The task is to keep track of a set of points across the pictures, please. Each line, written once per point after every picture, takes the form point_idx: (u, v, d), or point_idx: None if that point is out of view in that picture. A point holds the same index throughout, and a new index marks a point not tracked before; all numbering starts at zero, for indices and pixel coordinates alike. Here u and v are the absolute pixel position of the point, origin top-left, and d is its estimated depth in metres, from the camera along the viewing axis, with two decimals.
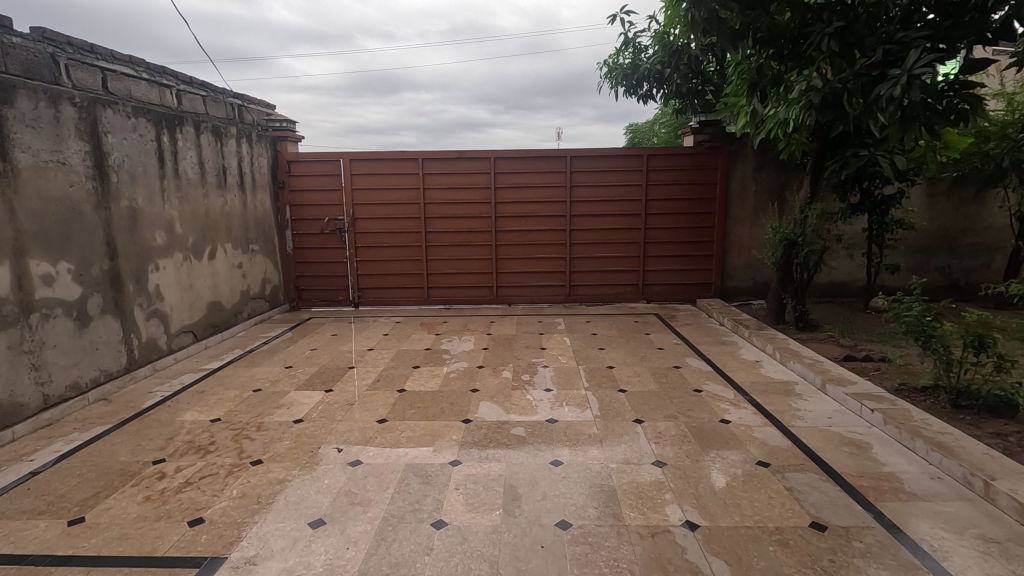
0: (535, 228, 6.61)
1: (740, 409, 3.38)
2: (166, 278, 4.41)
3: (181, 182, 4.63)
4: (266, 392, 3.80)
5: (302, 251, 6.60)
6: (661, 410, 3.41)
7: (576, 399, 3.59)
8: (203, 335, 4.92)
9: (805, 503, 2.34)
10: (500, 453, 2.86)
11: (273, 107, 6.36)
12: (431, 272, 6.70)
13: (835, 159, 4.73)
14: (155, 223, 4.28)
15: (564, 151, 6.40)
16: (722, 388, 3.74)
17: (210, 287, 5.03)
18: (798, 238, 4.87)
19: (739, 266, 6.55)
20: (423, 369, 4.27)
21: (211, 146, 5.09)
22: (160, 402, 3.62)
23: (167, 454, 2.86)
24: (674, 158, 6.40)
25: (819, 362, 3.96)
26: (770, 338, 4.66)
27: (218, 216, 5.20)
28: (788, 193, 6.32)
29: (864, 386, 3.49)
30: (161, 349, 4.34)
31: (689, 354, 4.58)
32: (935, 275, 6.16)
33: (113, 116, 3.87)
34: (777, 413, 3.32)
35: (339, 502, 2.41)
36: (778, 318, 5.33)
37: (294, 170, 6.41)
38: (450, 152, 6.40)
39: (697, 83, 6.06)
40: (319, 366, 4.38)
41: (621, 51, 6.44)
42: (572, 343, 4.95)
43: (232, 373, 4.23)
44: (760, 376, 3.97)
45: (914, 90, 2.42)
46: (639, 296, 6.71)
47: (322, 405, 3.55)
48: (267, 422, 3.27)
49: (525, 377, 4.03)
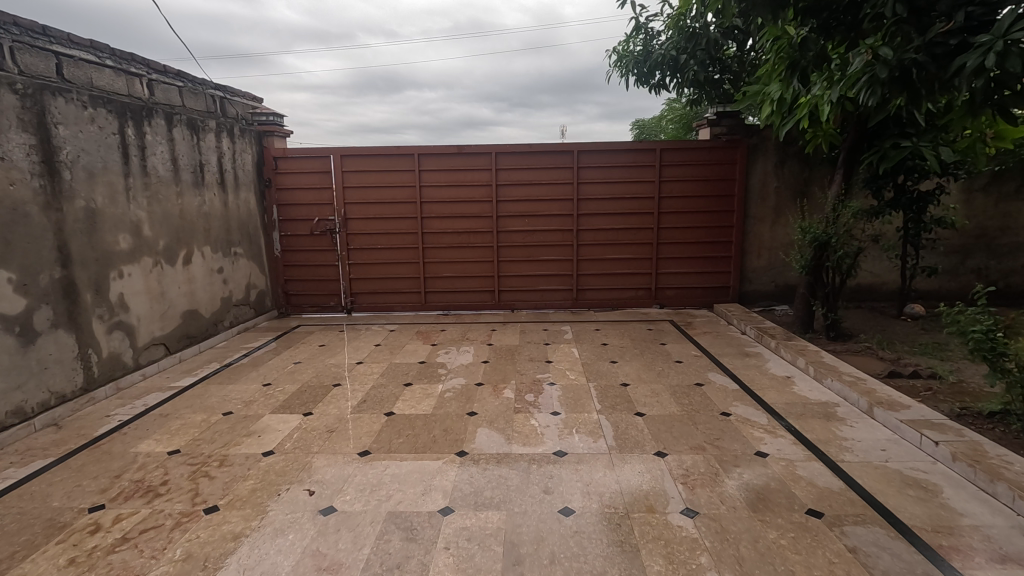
0: (541, 227, 6.16)
1: (777, 438, 2.92)
2: (133, 285, 3.99)
3: (150, 180, 4.21)
4: (238, 416, 3.37)
5: (290, 253, 6.18)
6: (686, 439, 2.96)
7: (587, 425, 3.14)
8: (177, 348, 4.50)
9: (875, 572, 1.89)
10: (499, 497, 2.41)
11: (259, 100, 5.96)
12: (429, 275, 6.27)
13: (873, 152, 4.30)
14: (118, 225, 3.86)
15: (570, 145, 5.96)
16: (753, 411, 3.28)
17: (185, 295, 4.61)
18: (830, 239, 4.39)
19: (759, 268, 6.08)
20: (415, 387, 3.82)
21: (186, 141, 4.66)
22: (116, 429, 3.19)
23: (109, 499, 2.43)
24: (690, 152, 5.94)
25: (861, 380, 3.49)
26: (801, 350, 4.20)
27: (195, 217, 4.77)
28: (813, 189, 5.86)
29: (920, 410, 3.02)
30: (126, 365, 3.92)
31: (711, 368, 4.12)
32: (972, 278, 5.67)
33: (65, 105, 3.45)
34: (820, 443, 2.87)
35: (303, 567, 1.98)
36: (807, 327, 4.87)
37: (282, 167, 6.00)
38: (448, 147, 5.95)
39: (714, 70, 5.60)
40: (302, 383, 3.94)
41: (632, 38, 5.96)
42: (580, 355, 4.50)
43: (203, 392, 3.79)
44: (795, 397, 3.50)
45: (1014, 59, 1.92)
46: (652, 300, 6.26)
47: (298, 434, 3.10)
48: (232, 455, 2.84)
49: (529, 397, 3.58)
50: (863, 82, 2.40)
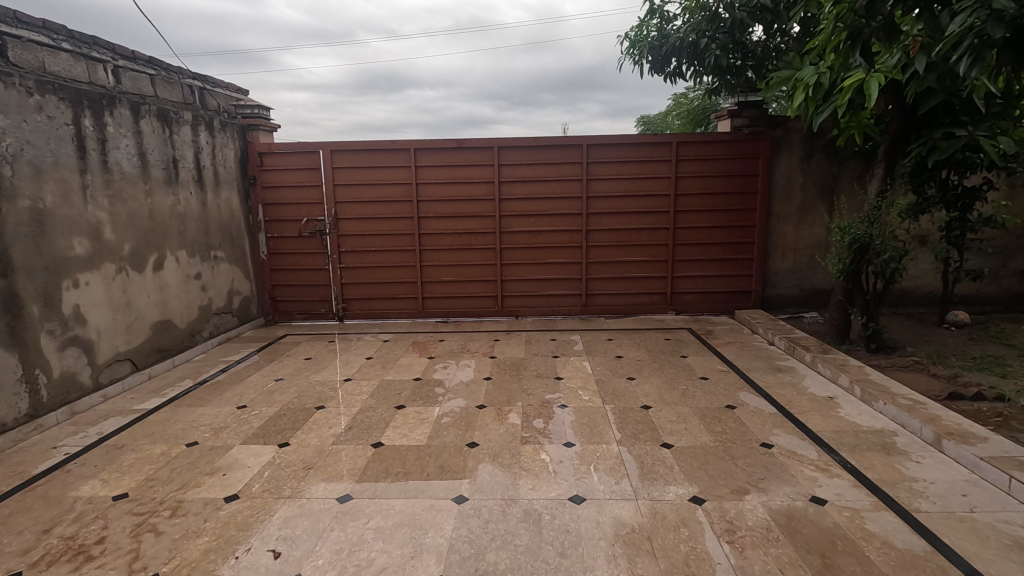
0: (547, 228, 5.70)
1: (833, 478, 2.47)
2: (92, 296, 3.56)
3: (112, 177, 3.76)
4: (203, 447, 2.92)
5: (277, 256, 5.75)
6: (726, 480, 2.51)
7: (607, 460, 2.69)
8: (146, 363, 4.07)
9: None
10: (505, 562, 1.96)
11: (242, 91, 5.53)
12: (427, 279, 5.83)
13: (921, 143, 3.84)
14: (72, 227, 3.42)
15: (578, 137, 5.50)
16: (799, 442, 2.82)
17: (156, 304, 4.17)
18: (872, 240, 3.93)
19: (783, 271, 5.62)
20: (409, 411, 3.36)
21: (156, 134, 4.21)
22: (59, 465, 2.75)
23: (29, 564, 1.99)
24: (709, 146, 5.48)
25: (920, 403, 3.03)
26: (843, 365, 3.74)
27: (167, 218, 4.33)
28: (842, 185, 5.41)
29: (1000, 444, 2.56)
30: (83, 385, 3.49)
31: (742, 387, 3.66)
32: (1016, 281, 5.17)
33: (5, 90, 2.99)
34: (887, 485, 2.41)
35: None
36: (843, 337, 4.41)
37: (268, 163, 5.56)
38: (447, 141, 5.50)
39: (737, 56, 5.13)
40: (281, 405, 3.50)
41: (646, 22, 5.50)
42: (593, 370, 4.05)
43: (168, 417, 3.35)
44: (842, 423, 3.04)
45: None
46: (667, 306, 5.81)
47: (269, 472, 2.66)
48: (188, 502, 2.39)
49: (538, 423, 3.13)
50: (963, 50, 1.90)
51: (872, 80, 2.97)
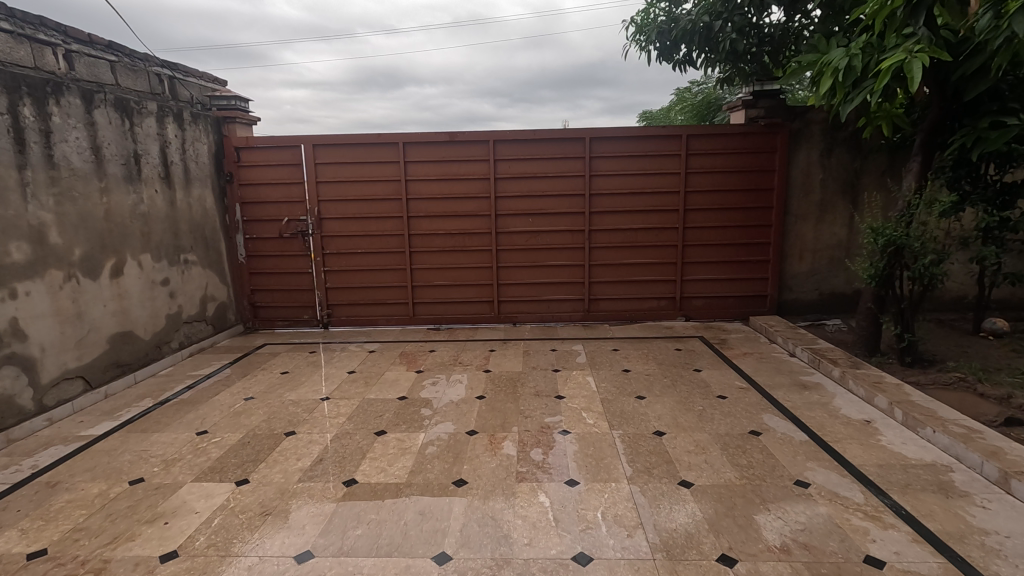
0: (547, 227, 5.30)
1: (888, 530, 2.07)
2: (34, 307, 3.16)
3: (59, 173, 3.37)
4: (148, 486, 2.52)
5: (256, 258, 5.34)
6: (760, 531, 2.10)
7: (617, 505, 2.29)
8: (102, 380, 3.67)
9: None
10: None
11: (217, 81, 5.13)
12: (418, 284, 5.43)
13: (963, 133, 3.42)
14: (8, 231, 3.02)
15: (581, 130, 5.09)
16: (839, 480, 2.43)
17: (114, 314, 3.77)
18: (909, 242, 3.53)
19: (801, 273, 5.22)
20: (389, 439, 2.96)
21: (114, 127, 3.81)
22: None
23: None
24: (721, 139, 5.07)
25: (976, 433, 2.63)
26: (878, 383, 3.33)
27: (128, 219, 3.93)
28: (865, 181, 5.00)
29: None
30: (23, 410, 3.09)
31: (765, 407, 3.26)
32: None
33: None
34: (956, 540, 2.00)
35: None
36: (872, 348, 4.01)
37: (245, 159, 5.15)
38: (438, 134, 5.09)
39: (753, 41, 4.72)
40: (246, 432, 3.10)
41: (653, 5, 5.08)
42: (598, 386, 3.65)
43: (117, 446, 2.95)
44: (887, 455, 2.64)
45: None
46: (676, 311, 5.41)
47: (220, 519, 2.26)
48: (115, 562, 2.00)
49: (536, 455, 2.73)
50: None
51: (916, 60, 2.56)
